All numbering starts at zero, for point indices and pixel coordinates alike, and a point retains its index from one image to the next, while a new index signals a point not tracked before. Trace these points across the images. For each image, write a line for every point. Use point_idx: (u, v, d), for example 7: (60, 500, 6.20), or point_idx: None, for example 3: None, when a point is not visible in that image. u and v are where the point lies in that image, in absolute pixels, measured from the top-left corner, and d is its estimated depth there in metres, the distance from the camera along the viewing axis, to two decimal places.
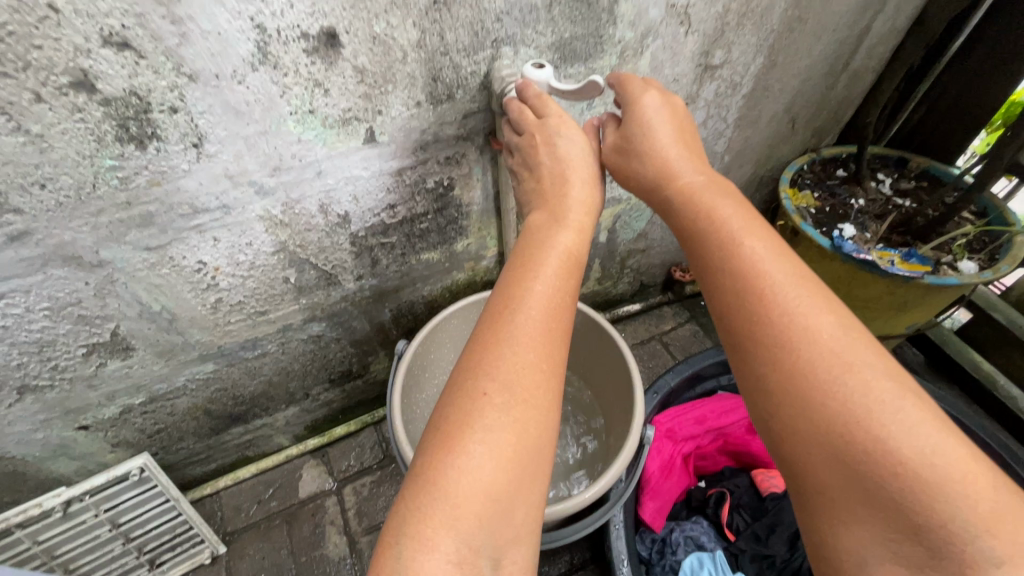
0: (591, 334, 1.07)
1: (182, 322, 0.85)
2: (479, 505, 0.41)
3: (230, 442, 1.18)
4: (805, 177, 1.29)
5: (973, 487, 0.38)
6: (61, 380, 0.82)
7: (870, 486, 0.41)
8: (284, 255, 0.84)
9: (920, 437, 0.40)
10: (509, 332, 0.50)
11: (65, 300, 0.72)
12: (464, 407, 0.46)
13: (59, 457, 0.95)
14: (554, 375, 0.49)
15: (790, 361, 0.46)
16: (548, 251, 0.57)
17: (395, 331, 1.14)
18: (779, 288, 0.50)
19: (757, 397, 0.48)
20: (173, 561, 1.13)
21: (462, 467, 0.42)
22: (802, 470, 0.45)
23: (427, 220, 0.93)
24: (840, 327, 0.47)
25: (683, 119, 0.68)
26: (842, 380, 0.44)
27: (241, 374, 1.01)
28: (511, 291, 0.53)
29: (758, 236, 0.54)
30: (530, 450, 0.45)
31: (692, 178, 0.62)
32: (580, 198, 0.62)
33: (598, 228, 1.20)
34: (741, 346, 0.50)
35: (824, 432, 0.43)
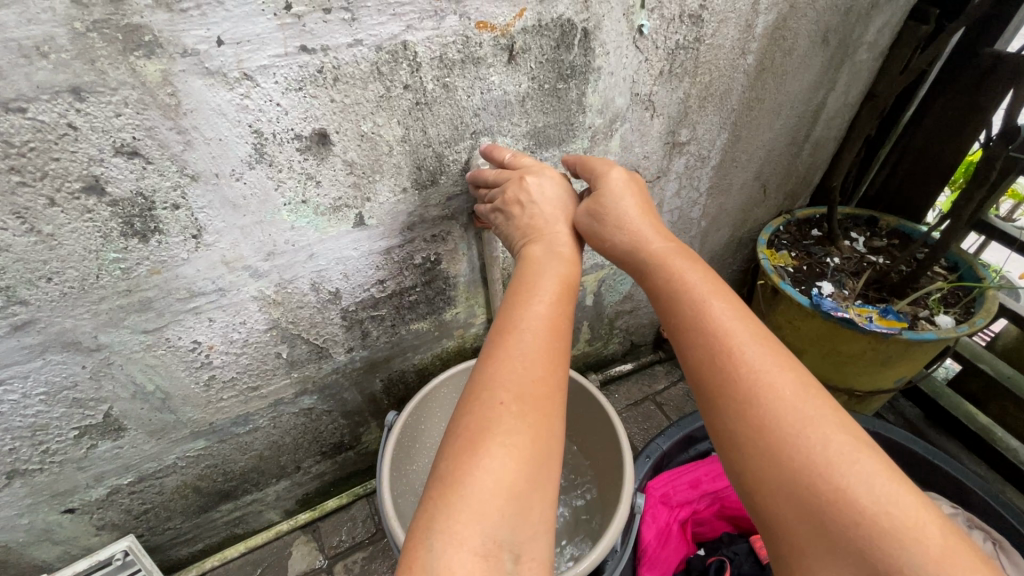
0: (581, 399, 1.09)
1: (174, 401, 0.86)
2: (500, 499, 0.43)
3: (219, 520, 1.15)
4: (782, 238, 1.34)
5: (924, 536, 0.42)
6: (51, 463, 0.83)
7: (836, 532, 0.45)
8: (276, 332, 0.87)
9: (876, 487, 0.44)
10: (517, 350, 0.53)
11: (62, 384, 0.74)
12: (481, 415, 0.48)
13: (43, 542, 0.94)
14: (558, 388, 0.52)
15: (759, 414, 0.51)
16: (544, 280, 0.62)
17: (387, 400, 1.14)
18: (745, 346, 0.55)
19: (731, 447, 0.53)
20: None
21: (484, 467, 0.44)
22: (773, 523, 0.49)
23: (416, 293, 0.97)
24: (800, 386, 0.52)
25: (647, 197, 0.72)
26: (803, 435, 0.49)
27: (232, 449, 1.01)
28: (515, 315, 0.57)
29: (724, 300, 0.59)
30: (543, 456, 0.47)
31: (661, 242, 0.67)
32: (565, 235, 0.70)
33: (584, 292, 1.24)
34: (715, 395, 0.54)
35: (793, 486, 0.47)
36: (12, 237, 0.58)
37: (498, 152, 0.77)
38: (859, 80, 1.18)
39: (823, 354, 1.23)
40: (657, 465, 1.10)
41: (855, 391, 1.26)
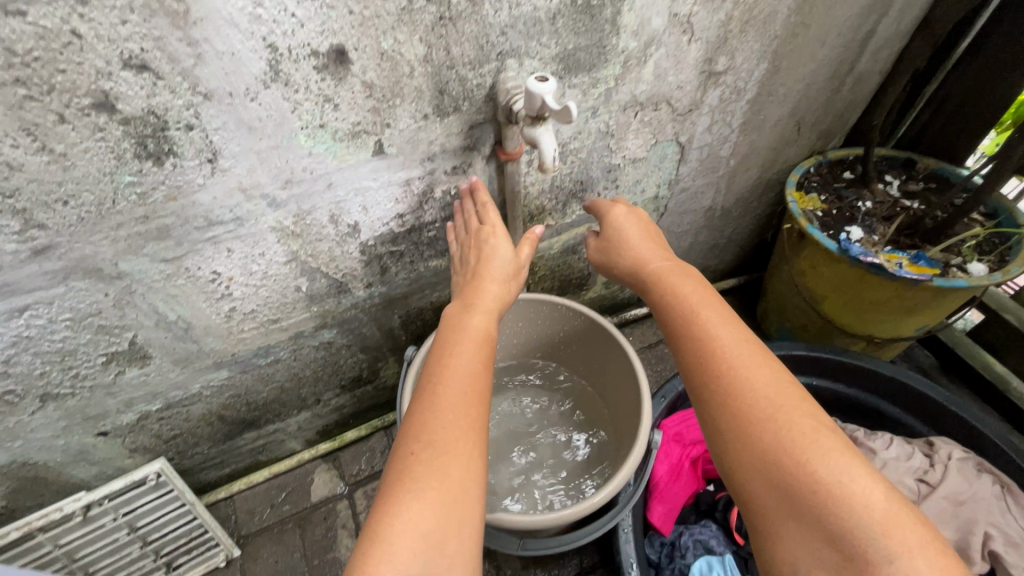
0: (600, 340, 1.08)
1: (197, 331, 0.87)
2: (414, 537, 0.49)
3: (244, 447, 1.20)
4: (812, 181, 1.29)
5: (867, 498, 0.48)
6: (82, 388, 0.85)
7: (799, 499, 0.51)
8: (296, 265, 0.86)
9: (831, 460, 0.51)
10: (437, 400, 0.60)
11: (86, 311, 0.74)
12: (401, 467, 0.55)
13: (79, 462, 0.98)
14: (476, 431, 0.58)
15: (737, 405, 0.57)
16: (462, 332, 0.68)
17: (405, 337, 1.15)
18: (726, 347, 0.62)
19: (718, 437, 0.58)
20: (189, 564, 1.17)
21: (400, 517, 0.50)
22: (748, 498, 0.55)
23: (435, 229, 0.94)
24: (775, 381, 0.58)
25: (655, 232, 0.83)
26: (775, 421, 0.55)
27: (255, 380, 1.03)
28: (437, 368, 0.64)
29: (714, 309, 0.66)
30: (457, 490, 0.53)
31: (662, 262, 0.76)
32: (494, 291, 0.75)
33: None
34: (702, 391, 0.61)
35: (767, 466, 0.53)
36: (24, 156, 0.56)
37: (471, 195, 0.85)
38: (914, 5, 1.08)
39: (846, 301, 1.20)
40: (672, 405, 1.11)
41: (874, 338, 1.25)
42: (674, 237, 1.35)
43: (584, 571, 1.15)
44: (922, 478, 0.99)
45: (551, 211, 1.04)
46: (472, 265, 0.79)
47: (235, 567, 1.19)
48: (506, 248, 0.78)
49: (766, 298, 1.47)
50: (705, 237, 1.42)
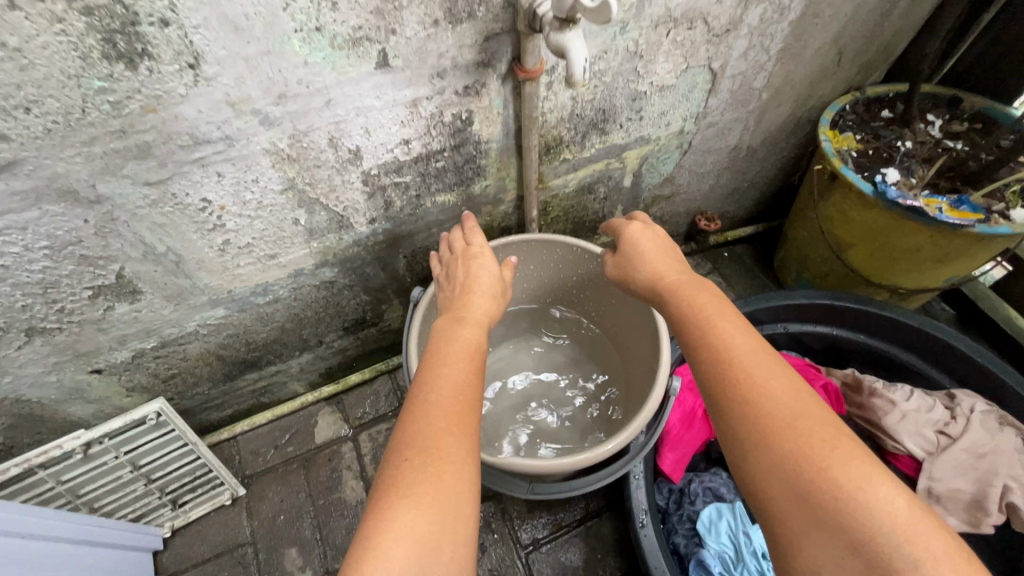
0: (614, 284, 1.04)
1: (189, 265, 0.81)
2: (409, 546, 0.44)
3: (245, 388, 1.17)
4: (847, 118, 1.20)
5: (889, 504, 0.44)
6: (70, 323, 0.80)
7: (818, 508, 0.46)
8: (293, 194, 0.79)
9: (850, 465, 0.46)
10: (427, 403, 0.55)
11: (65, 239, 0.68)
12: (392, 470, 0.49)
13: (75, 400, 0.95)
14: (469, 433, 0.53)
15: (750, 410, 0.52)
16: (451, 341, 0.65)
17: (410, 279, 1.09)
18: (739, 352, 0.56)
19: (736, 444, 0.52)
20: (194, 502, 1.17)
21: (394, 521, 0.45)
22: (764, 507, 0.49)
23: (444, 159, 0.86)
24: (792, 386, 0.53)
25: (676, 248, 0.78)
26: (793, 427, 0.49)
27: (253, 320, 0.99)
28: (427, 374, 0.59)
29: (726, 315, 0.61)
30: (452, 493, 0.48)
31: (675, 274, 0.72)
32: (482, 307, 0.74)
33: (623, 172, 1.12)
34: (715, 397, 0.55)
35: (784, 472, 0.48)
36: None
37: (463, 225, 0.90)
38: None
39: (874, 249, 1.15)
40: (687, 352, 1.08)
41: (898, 288, 1.20)
42: (694, 178, 1.27)
43: (590, 515, 1.15)
44: (942, 429, 0.97)
45: (568, 143, 0.96)
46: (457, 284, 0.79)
47: (241, 506, 1.19)
48: (490, 267, 0.81)
49: (785, 247, 1.41)
50: (726, 180, 1.34)
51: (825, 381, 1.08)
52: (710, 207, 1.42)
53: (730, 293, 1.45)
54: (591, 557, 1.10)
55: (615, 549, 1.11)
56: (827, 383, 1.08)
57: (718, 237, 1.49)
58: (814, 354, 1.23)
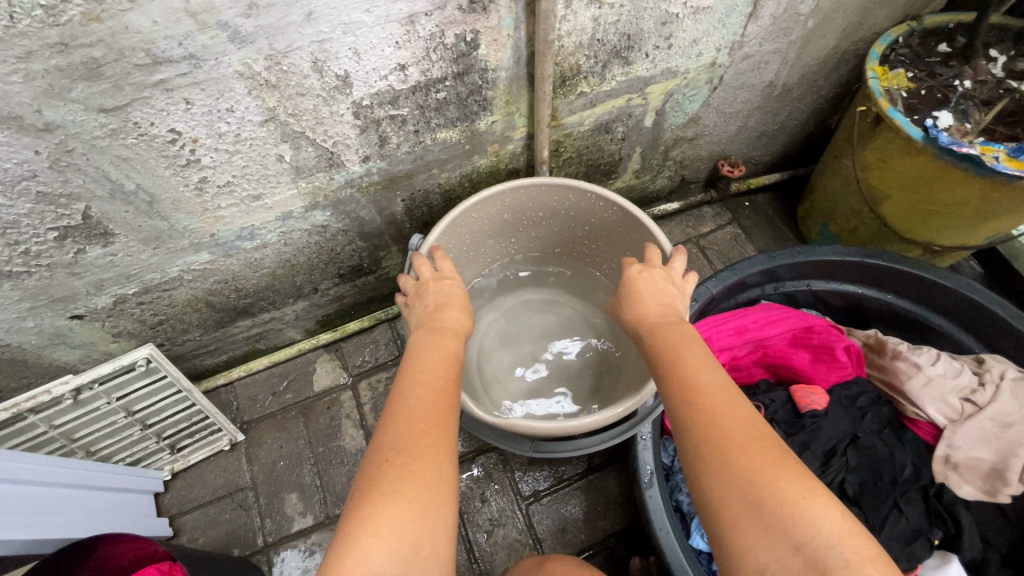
0: (630, 235, 0.96)
1: (164, 205, 0.73)
2: (389, 542, 0.48)
3: (239, 334, 1.12)
4: (900, 53, 1.07)
5: (824, 515, 0.47)
6: (39, 267, 0.74)
7: (768, 514, 0.48)
8: (275, 127, 0.70)
9: (794, 480, 0.49)
10: (406, 408, 0.57)
11: (17, 173, 0.61)
12: (376, 468, 0.52)
13: (58, 345, 0.91)
14: (446, 436, 0.56)
15: (710, 428, 0.54)
16: (431, 349, 0.66)
17: (409, 225, 1.01)
18: (707, 381, 0.58)
19: (693, 463, 0.54)
20: (193, 447, 1.16)
21: (376, 517, 0.49)
22: (714, 520, 0.51)
23: (446, 89, 0.76)
24: (749, 411, 0.55)
25: (670, 284, 0.75)
26: (750, 445, 0.52)
27: (240, 266, 0.92)
28: (407, 381, 0.61)
29: (697, 347, 0.62)
30: (429, 494, 0.51)
31: (662, 309, 0.71)
32: (461, 317, 0.74)
33: (644, 109, 1.01)
34: (680, 418, 0.56)
35: (734, 487, 0.50)
36: None
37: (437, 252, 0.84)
38: None
39: (914, 203, 1.05)
40: (703, 309, 1.03)
41: (934, 245, 1.11)
42: (721, 119, 1.16)
43: (592, 469, 1.13)
44: (968, 397, 0.92)
45: (586, 74, 0.85)
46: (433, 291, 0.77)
47: (240, 451, 1.18)
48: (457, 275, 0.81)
49: (811, 198, 1.31)
50: (756, 122, 1.22)
51: (848, 343, 0.99)
52: (735, 152, 1.31)
53: (748, 245, 1.37)
54: (591, 510, 1.10)
55: (616, 503, 1.10)
56: (850, 344, 1.00)
57: (741, 185, 1.38)
58: (833, 313, 1.16)
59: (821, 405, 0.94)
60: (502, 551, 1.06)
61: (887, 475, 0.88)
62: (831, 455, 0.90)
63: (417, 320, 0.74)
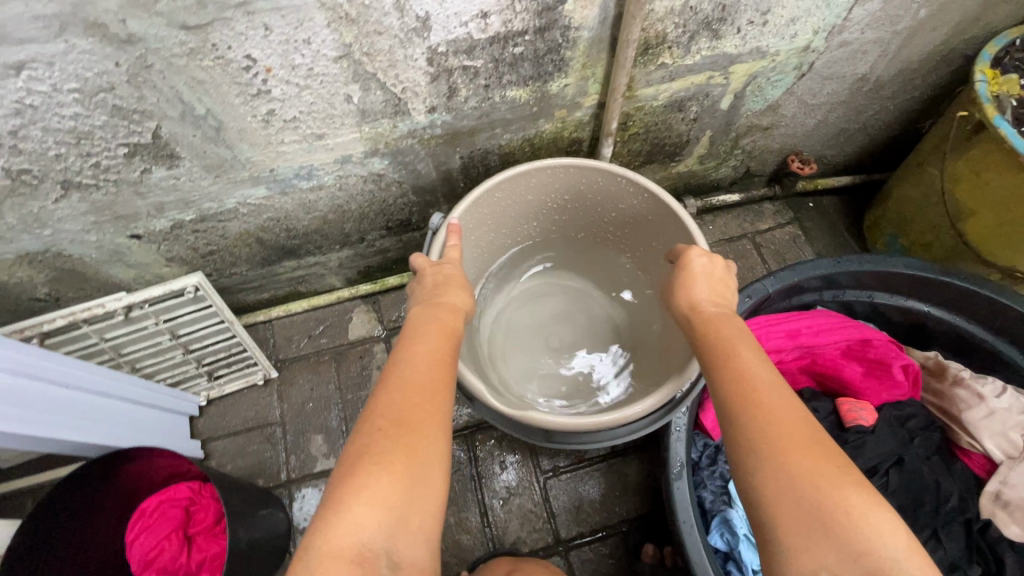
0: (659, 222, 0.92)
1: (230, 134, 0.73)
2: (375, 515, 0.47)
3: (283, 275, 1.14)
4: (1015, 57, 0.97)
5: (887, 528, 0.45)
6: (106, 182, 0.75)
7: (829, 520, 0.45)
8: (348, 65, 0.68)
9: (858, 488, 0.47)
10: (399, 382, 0.56)
11: (96, 84, 0.61)
12: (366, 439, 0.51)
13: (116, 262, 0.94)
14: (441, 413, 0.55)
15: (769, 427, 0.51)
16: (430, 325, 0.65)
17: (463, 185, 0.99)
18: (763, 382, 0.55)
19: (747, 459, 0.51)
20: (230, 377, 1.19)
21: (363, 489, 0.48)
22: (766, 518, 0.48)
23: (524, 44, 0.73)
24: (808, 417, 0.53)
25: (729, 275, 0.73)
26: (813, 449, 0.49)
27: (294, 206, 0.92)
28: (401, 355, 0.60)
29: (752, 346, 0.60)
30: (420, 469, 0.51)
31: (710, 305, 0.68)
32: (460, 296, 0.73)
33: (723, 90, 0.96)
34: (735, 416, 0.54)
35: (793, 491, 0.47)
36: None
37: (450, 235, 0.82)
38: None
39: (1001, 223, 0.97)
40: (755, 307, 0.98)
41: (1015, 274, 1.02)
42: (802, 110, 1.09)
43: (616, 454, 1.12)
44: None
45: (671, 43, 0.80)
46: (438, 271, 0.76)
47: (272, 387, 1.21)
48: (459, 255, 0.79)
49: (883, 206, 1.23)
50: (837, 117, 1.14)
51: (908, 362, 0.94)
52: (808, 148, 1.24)
53: (807, 248, 1.31)
54: (610, 493, 1.09)
55: (635, 490, 1.09)
56: (909, 363, 0.94)
57: (808, 183, 1.31)
58: (890, 328, 1.10)
59: (868, 423, 0.89)
60: (516, 519, 1.07)
61: (930, 504, 0.84)
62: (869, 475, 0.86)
63: (418, 296, 0.73)
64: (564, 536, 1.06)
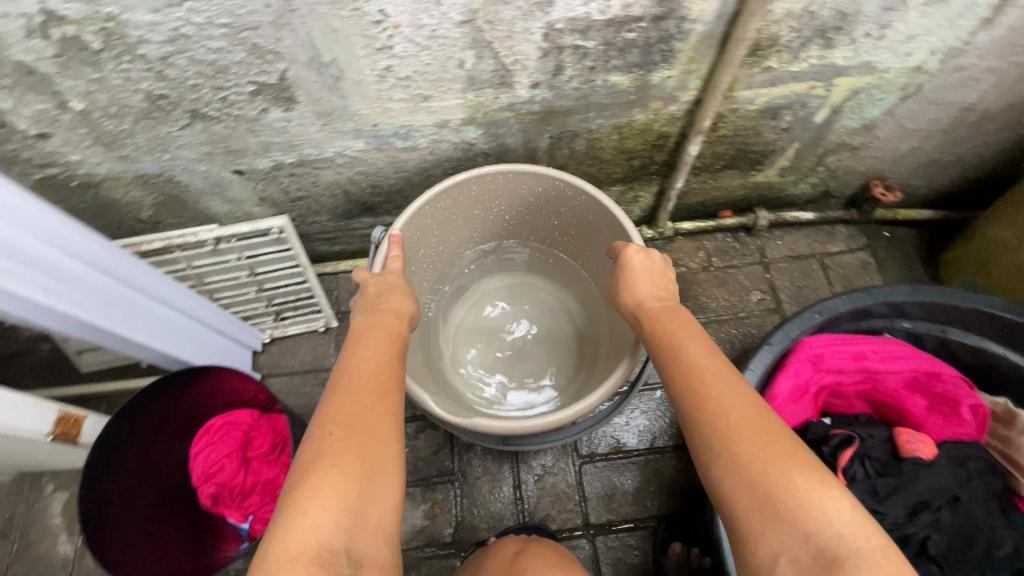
0: (601, 222, 0.96)
1: (347, 84, 0.77)
2: (329, 511, 0.51)
3: (358, 230, 1.19)
4: None
5: (835, 502, 0.48)
6: (228, 116, 0.81)
7: (781, 498, 0.49)
8: (469, 31, 0.71)
9: (804, 469, 0.51)
10: (346, 391, 0.61)
11: (243, 22, 0.66)
12: (318, 447, 0.55)
13: (215, 195, 1.01)
14: (388, 418, 0.60)
15: (717, 420, 0.57)
16: (375, 333, 0.71)
17: (544, 165, 1.02)
18: (708, 378, 0.61)
19: (705, 453, 0.56)
20: (293, 320, 1.25)
21: (317, 489, 0.52)
22: (728, 507, 0.53)
23: (638, 30, 0.74)
24: (753, 405, 0.57)
25: (667, 267, 0.82)
26: (755, 433, 0.54)
27: (385, 162, 0.96)
28: (347, 366, 0.65)
29: (700, 344, 0.67)
30: (371, 467, 0.55)
31: (655, 309, 0.76)
32: (398, 300, 0.80)
33: (822, 103, 0.95)
34: (689, 412, 0.60)
35: (747, 482, 0.52)
36: None
37: (392, 247, 0.86)
38: None
39: None
40: (823, 325, 0.97)
41: None
42: (898, 134, 1.06)
43: (653, 451, 1.13)
44: None
45: (780, 47, 0.80)
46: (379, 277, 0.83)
47: (330, 336, 1.27)
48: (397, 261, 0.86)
49: (966, 244, 1.19)
50: (932, 146, 1.11)
51: (977, 402, 0.92)
52: (894, 175, 1.21)
53: (876, 277, 1.28)
54: (643, 487, 1.11)
55: (669, 488, 1.10)
56: (977, 404, 0.93)
57: (888, 212, 1.27)
58: (956, 367, 1.06)
59: (926, 455, 0.88)
60: (547, 497, 1.10)
61: (981, 546, 0.83)
62: (918, 508, 0.85)
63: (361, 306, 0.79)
64: (592, 521, 1.08)
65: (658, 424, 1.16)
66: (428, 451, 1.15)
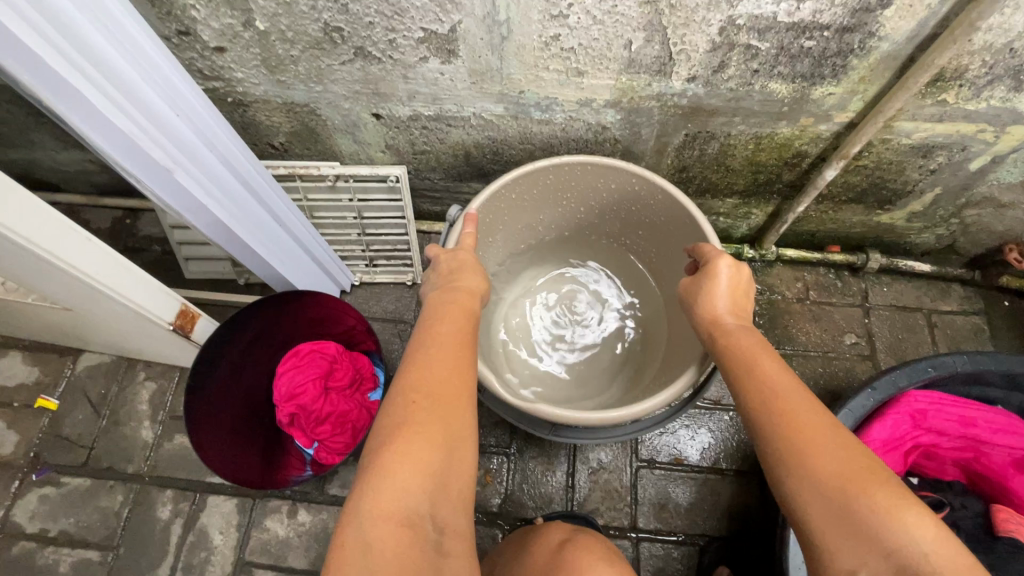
0: (677, 225, 0.94)
1: (510, 47, 0.79)
2: (413, 476, 0.51)
3: (464, 194, 1.21)
4: None
5: (916, 521, 0.46)
6: (389, 60, 0.84)
7: (859, 514, 0.47)
8: (648, 12, 0.71)
9: (883, 485, 0.48)
10: (424, 361, 0.60)
11: None
12: (400, 415, 0.55)
13: (346, 134, 1.05)
14: (464, 390, 0.59)
15: (789, 434, 0.54)
16: (446, 305, 0.71)
17: (669, 162, 1.00)
18: (780, 391, 0.58)
19: (778, 471, 0.53)
20: (383, 269, 1.29)
21: (402, 453, 0.52)
22: (804, 525, 0.50)
23: (819, 39, 0.72)
24: (828, 421, 0.54)
25: (750, 286, 0.75)
26: (829, 448, 0.52)
27: (516, 132, 0.98)
28: (423, 336, 0.64)
29: (774, 359, 0.62)
30: (453, 435, 0.55)
31: (734, 325, 0.70)
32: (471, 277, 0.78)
33: (983, 150, 0.89)
34: (761, 423, 0.57)
35: (824, 497, 0.49)
36: None
37: (466, 224, 0.86)
38: None
39: None
40: (933, 381, 0.91)
41: None
42: None
43: (713, 471, 1.11)
44: None
45: (964, 81, 0.75)
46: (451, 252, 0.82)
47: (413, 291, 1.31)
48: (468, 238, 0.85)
49: None
50: None
51: None
52: None
53: (986, 345, 1.20)
54: (697, 504, 1.09)
55: (724, 511, 1.08)
56: None
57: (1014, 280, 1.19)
58: None
59: None
60: (598, 492, 1.10)
61: None
62: None
63: (434, 283, 0.78)
64: (640, 526, 1.07)
65: (724, 445, 1.13)
66: (488, 420, 1.17)
